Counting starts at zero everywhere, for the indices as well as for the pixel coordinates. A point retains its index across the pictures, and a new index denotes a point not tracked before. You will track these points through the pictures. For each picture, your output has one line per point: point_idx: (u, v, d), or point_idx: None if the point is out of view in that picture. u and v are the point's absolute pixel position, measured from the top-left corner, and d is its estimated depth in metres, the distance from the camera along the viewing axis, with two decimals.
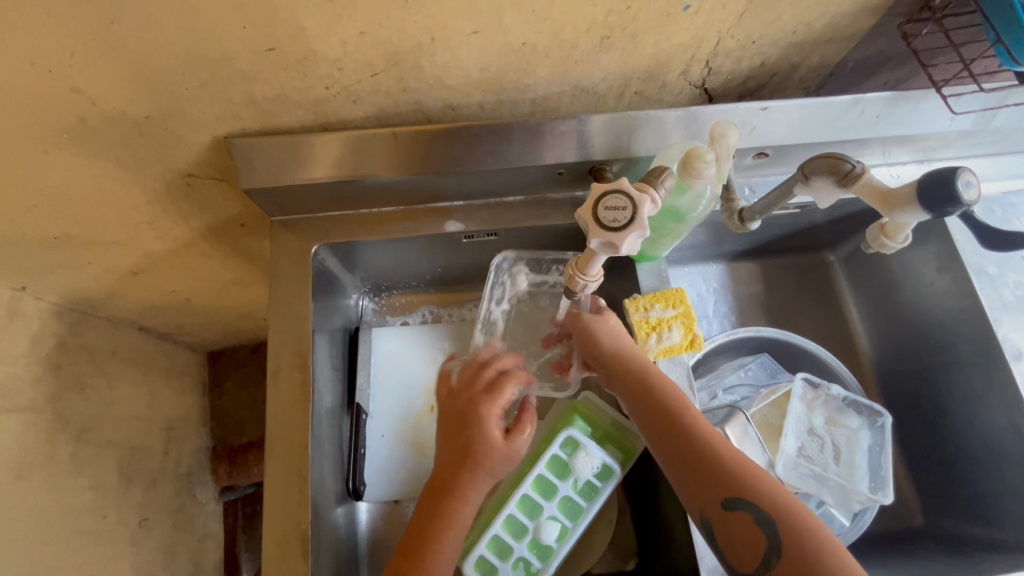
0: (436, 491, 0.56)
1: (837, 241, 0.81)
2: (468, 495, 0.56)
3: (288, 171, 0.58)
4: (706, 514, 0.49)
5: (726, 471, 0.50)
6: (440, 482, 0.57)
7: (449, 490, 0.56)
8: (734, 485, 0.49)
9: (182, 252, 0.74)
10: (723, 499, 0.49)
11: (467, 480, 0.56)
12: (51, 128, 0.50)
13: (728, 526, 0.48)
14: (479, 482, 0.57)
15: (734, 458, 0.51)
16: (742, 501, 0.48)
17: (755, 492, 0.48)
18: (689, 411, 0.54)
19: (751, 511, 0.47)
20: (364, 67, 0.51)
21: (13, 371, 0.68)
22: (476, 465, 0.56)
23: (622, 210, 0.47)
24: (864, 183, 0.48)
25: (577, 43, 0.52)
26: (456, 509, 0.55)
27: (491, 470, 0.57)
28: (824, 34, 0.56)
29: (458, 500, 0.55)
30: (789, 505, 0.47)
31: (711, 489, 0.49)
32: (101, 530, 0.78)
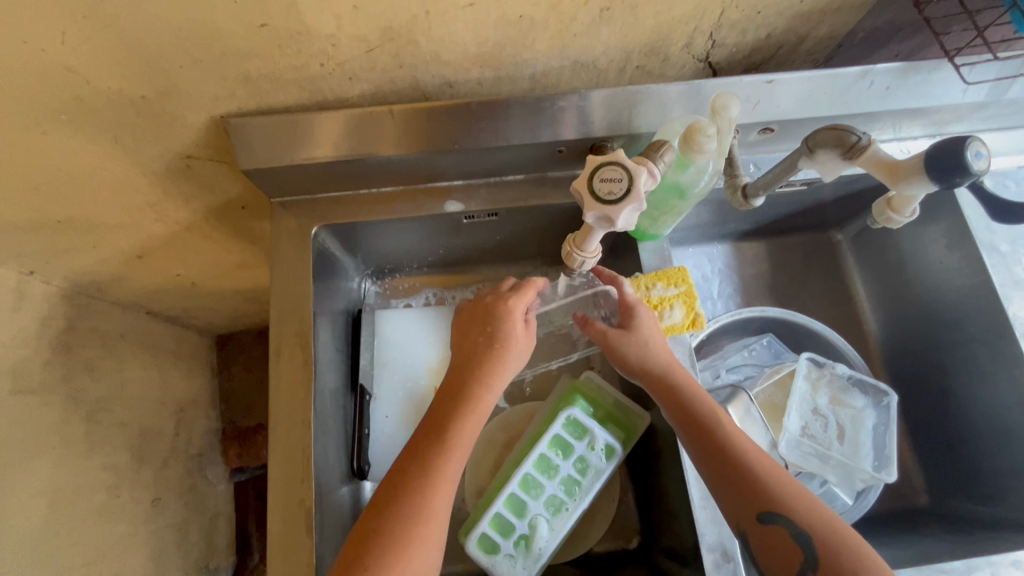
0: (451, 396, 0.57)
1: (845, 219, 0.80)
2: (492, 392, 0.58)
3: (286, 151, 0.57)
4: (742, 528, 0.48)
5: (763, 484, 0.49)
6: (463, 383, 0.57)
7: (471, 378, 0.58)
8: (771, 499, 0.48)
9: (185, 234, 0.75)
10: (760, 512, 0.48)
11: (497, 367, 0.58)
12: (48, 109, 0.50)
13: (764, 542, 0.47)
14: (499, 371, 0.59)
15: (772, 472, 0.50)
16: (778, 515, 0.47)
17: (794, 508, 0.47)
18: (725, 422, 0.53)
19: (786, 525, 0.46)
20: (359, 43, 0.50)
21: (25, 353, 0.69)
22: (502, 349, 0.59)
23: (618, 181, 0.47)
24: (869, 156, 0.47)
25: (576, 15, 0.51)
26: (480, 398, 0.57)
27: (507, 359, 0.59)
28: (831, 2, 0.55)
29: (483, 392, 0.57)
30: (827, 524, 0.46)
31: (748, 500, 0.48)
32: (114, 508, 0.80)
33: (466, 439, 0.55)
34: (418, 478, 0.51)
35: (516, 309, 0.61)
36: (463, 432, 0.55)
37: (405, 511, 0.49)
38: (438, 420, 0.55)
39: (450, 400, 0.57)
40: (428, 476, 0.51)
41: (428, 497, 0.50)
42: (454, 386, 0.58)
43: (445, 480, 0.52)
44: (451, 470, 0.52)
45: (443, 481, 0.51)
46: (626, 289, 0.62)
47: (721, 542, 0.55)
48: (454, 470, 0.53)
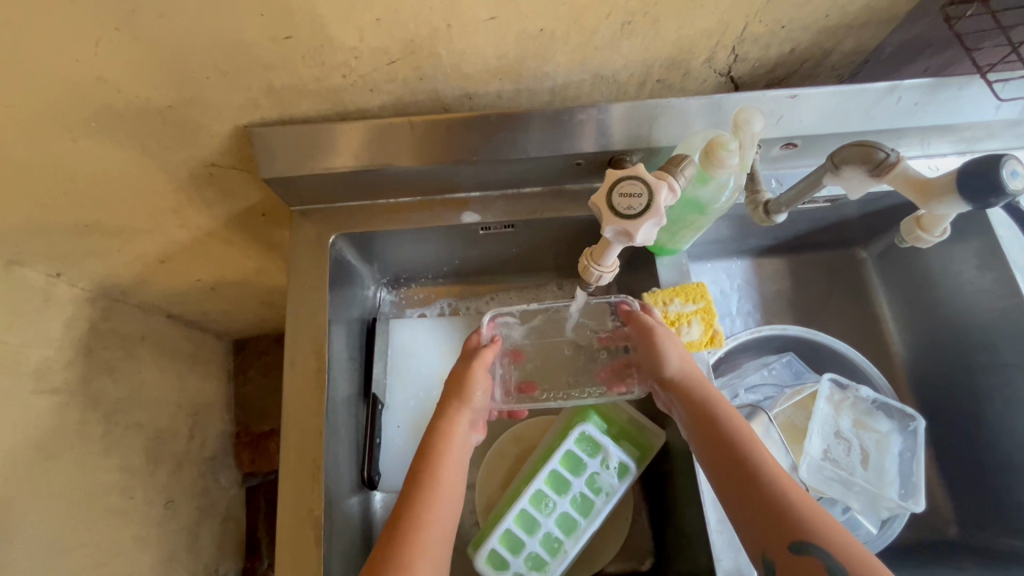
0: (434, 427, 0.58)
1: (870, 236, 0.78)
2: (453, 430, 0.58)
3: (305, 161, 0.58)
4: (769, 558, 0.46)
5: (794, 513, 0.46)
6: (427, 435, 0.58)
7: (433, 427, 0.58)
8: (805, 528, 0.45)
9: (206, 241, 0.76)
10: (791, 540, 0.45)
11: (452, 410, 0.59)
12: (79, 118, 0.51)
13: (795, 574, 0.44)
14: (456, 409, 0.59)
15: (805, 502, 0.47)
16: (813, 545, 0.44)
17: (828, 540, 0.45)
18: (756, 447, 0.51)
19: (820, 556, 0.44)
20: (381, 55, 0.50)
21: (46, 354, 0.70)
22: (456, 392, 0.60)
23: (638, 197, 0.46)
24: (898, 173, 0.45)
25: (597, 29, 0.51)
26: (441, 447, 0.57)
27: (463, 396, 0.60)
28: (857, 17, 0.54)
29: (442, 437, 0.57)
30: (861, 558, 0.44)
31: (780, 529, 0.46)
32: (128, 510, 0.81)
33: (447, 488, 0.54)
34: (398, 529, 0.51)
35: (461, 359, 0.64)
36: (443, 479, 0.54)
37: (401, 542, 0.50)
38: (424, 452, 0.57)
39: (435, 431, 0.58)
40: (410, 525, 0.51)
41: (410, 545, 0.49)
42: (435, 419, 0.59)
43: (427, 527, 0.51)
44: (435, 517, 0.52)
45: (431, 513, 0.52)
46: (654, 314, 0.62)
47: (738, 568, 0.54)
48: (441, 519, 0.52)
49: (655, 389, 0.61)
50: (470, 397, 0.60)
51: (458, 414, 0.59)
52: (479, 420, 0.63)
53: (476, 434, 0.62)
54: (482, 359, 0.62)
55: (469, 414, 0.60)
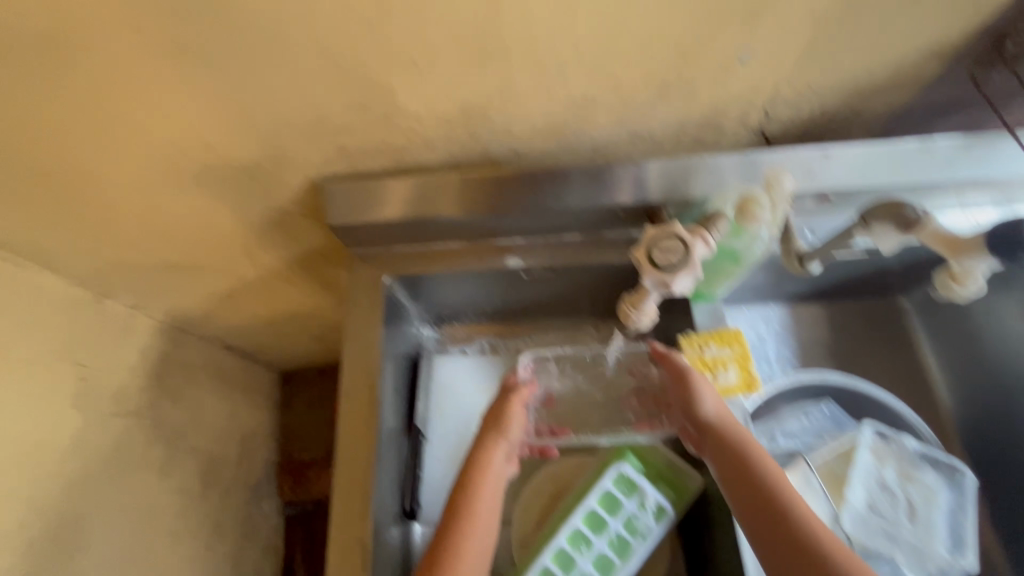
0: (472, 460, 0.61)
1: (911, 285, 0.78)
2: (490, 463, 0.61)
3: (367, 211, 0.63)
4: None
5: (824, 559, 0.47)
6: (465, 467, 0.61)
7: (472, 460, 0.61)
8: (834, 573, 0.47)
9: (270, 279, 0.83)
10: None
11: (489, 443, 0.62)
12: (179, 174, 0.59)
13: None
14: (494, 443, 0.62)
15: (835, 547, 0.49)
16: None
17: None
18: (787, 489, 0.52)
19: None
20: (440, 120, 0.56)
21: (124, 380, 0.78)
22: (493, 426, 0.63)
23: (676, 253, 0.51)
24: (928, 230, 0.48)
25: (635, 94, 0.55)
26: (477, 482, 0.59)
27: (501, 430, 0.63)
28: (885, 80, 0.57)
29: (480, 470, 0.60)
30: None
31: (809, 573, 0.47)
32: (181, 532, 0.86)
33: (480, 522, 0.57)
34: (435, 561, 0.53)
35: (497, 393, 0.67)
36: (477, 513, 0.57)
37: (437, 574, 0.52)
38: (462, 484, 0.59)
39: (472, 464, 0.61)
40: (446, 556, 0.53)
41: None
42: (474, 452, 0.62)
43: (461, 559, 0.54)
44: (469, 550, 0.54)
45: (466, 546, 0.55)
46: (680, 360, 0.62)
47: None
48: (474, 551, 0.55)
49: (686, 426, 0.62)
50: (506, 431, 0.63)
51: (496, 448, 0.62)
52: (515, 453, 0.65)
53: (512, 467, 0.64)
54: (517, 395, 0.66)
55: (504, 449, 0.62)
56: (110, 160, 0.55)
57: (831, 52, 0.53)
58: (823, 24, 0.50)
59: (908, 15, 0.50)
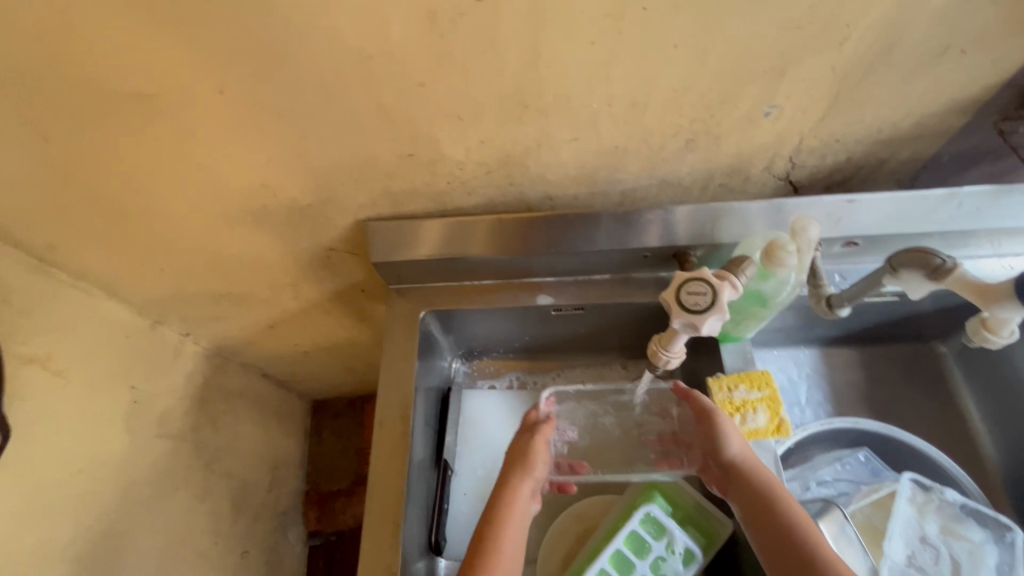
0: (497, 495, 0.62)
1: (947, 331, 0.77)
2: (515, 500, 0.61)
3: (408, 249, 0.68)
4: None
5: None
6: (491, 502, 0.61)
7: (497, 496, 0.62)
8: None
9: (311, 310, 0.88)
10: None
11: (515, 480, 0.62)
12: (239, 213, 0.64)
13: None
14: (519, 479, 0.63)
15: None
16: None
17: None
18: (815, 534, 0.53)
19: None
20: (480, 167, 0.60)
21: (171, 403, 0.82)
22: (519, 463, 0.64)
23: (703, 295, 0.53)
24: (957, 277, 0.49)
25: (665, 144, 0.59)
26: (503, 516, 0.60)
27: (526, 467, 0.63)
28: (911, 132, 0.59)
29: (505, 506, 0.61)
30: None
31: None
32: (212, 556, 0.88)
33: (506, 557, 0.57)
34: None
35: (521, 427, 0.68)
36: (502, 548, 0.58)
37: None
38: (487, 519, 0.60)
39: (498, 499, 0.61)
40: None
41: None
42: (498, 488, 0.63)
43: None
44: None
45: None
46: (701, 399, 0.63)
47: None
48: None
49: (711, 465, 0.62)
50: (532, 467, 0.64)
51: (521, 485, 0.62)
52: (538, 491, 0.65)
53: (536, 504, 0.64)
54: (540, 429, 0.66)
55: (529, 485, 0.63)
56: (179, 200, 0.61)
57: (856, 106, 0.55)
58: (847, 81, 0.52)
59: (932, 73, 0.52)
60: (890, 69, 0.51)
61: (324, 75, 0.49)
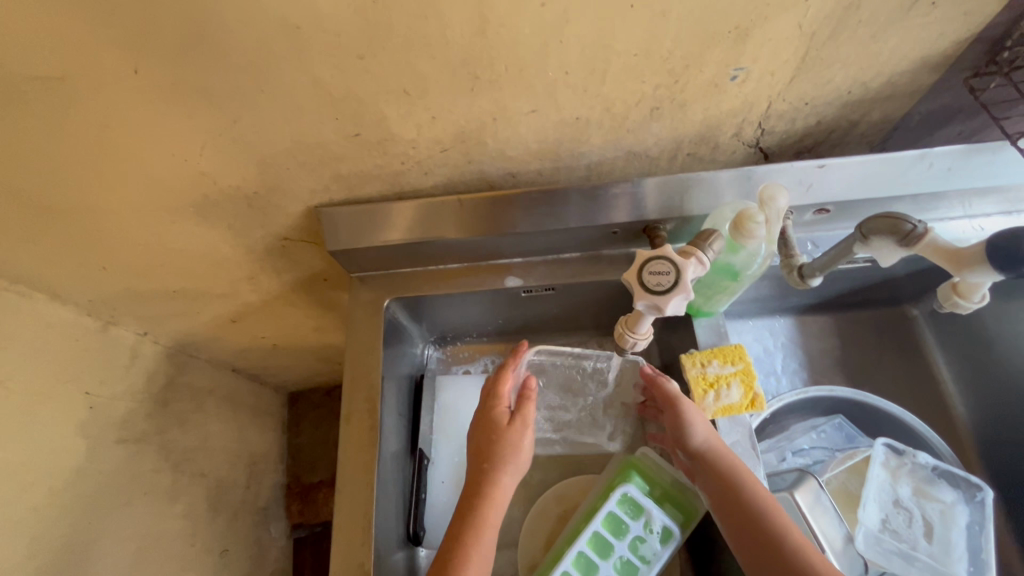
0: (474, 489, 0.60)
1: (919, 294, 0.76)
2: (496, 493, 0.59)
3: (367, 235, 0.65)
4: None
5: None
6: (469, 496, 0.59)
7: (475, 489, 0.59)
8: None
9: (274, 303, 0.84)
10: None
11: (496, 474, 0.60)
12: (181, 204, 0.60)
13: None
14: (502, 474, 0.60)
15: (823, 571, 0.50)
16: None
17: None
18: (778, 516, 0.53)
19: None
20: (435, 145, 0.57)
21: (132, 406, 0.78)
22: (502, 455, 0.61)
23: (666, 274, 0.52)
24: (927, 242, 0.48)
25: (628, 114, 0.56)
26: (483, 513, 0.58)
27: (509, 458, 0.61)
28: (881, 91, 0.57)
29: (484, 501, 0.58)
30: None
31: None
32: (189, 557, 0.86)
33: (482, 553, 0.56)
34: None
35: (499, 411, 0.64)
36: (479, 544, 0.56)
37: None
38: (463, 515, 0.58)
39: (474, 493, 0.59)
40: None
41: None
42: (476, 481, 0.60)
43: None
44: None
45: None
46: (668, 386, 0.62)
47: None
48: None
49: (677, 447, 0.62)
50: (515, 459, 0.61)
51: (502, 478, 0.60)
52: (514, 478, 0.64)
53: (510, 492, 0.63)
54: (524, 417, 0.63)
55: (511, 477, 0.61)
56: (113, 193, 0.56)
57: (825, 66, 0.53)
58: (815, 40, 0.50)
59: (902, 28, 0.50)
60: (859, 25, 0.49)
61: (252, 49, 0.44)
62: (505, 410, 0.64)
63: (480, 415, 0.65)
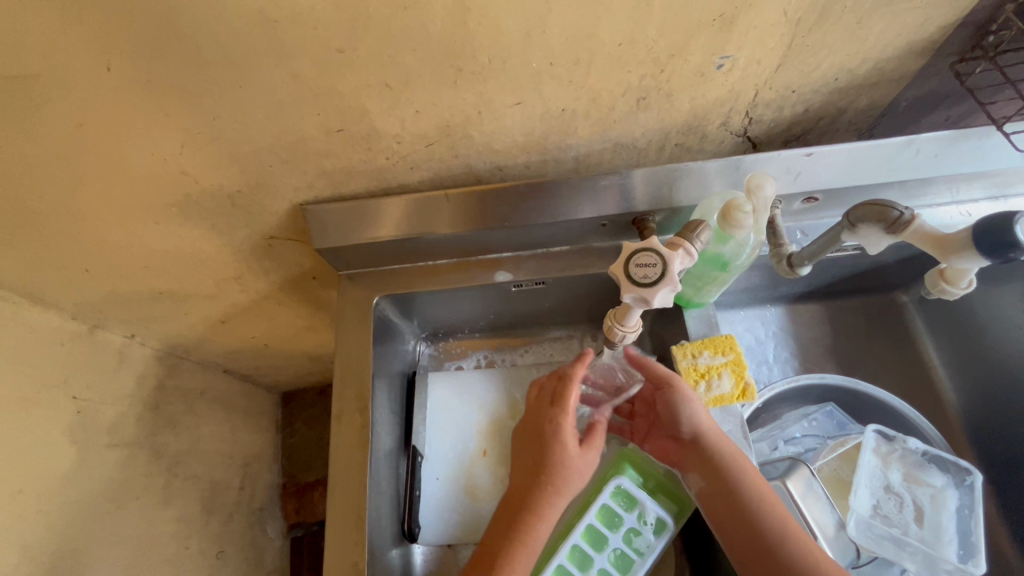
0: (523, 501, 0.58)
1: (908, 281, 0.77)
2: (548, 516, 0.58)
3: (354, 232, 0.64)
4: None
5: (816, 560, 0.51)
6: (516, 507, 0.58)
7: (524, 503, 0.58)
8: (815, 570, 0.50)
9: (262, 303, 0.83)
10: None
11: (553, 496, 0.58)
12: (163, 205, 0.59)
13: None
14: (559, 500, 0.58)
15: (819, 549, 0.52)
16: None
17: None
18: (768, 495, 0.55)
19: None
20: (419, 139, 0.56)
21: (121, 410, 0.77)
22: (564, 482, 0.58)
23: (652, 266, 0.51)
24: (914, 229, 0.47)
25: (614, 105, 0.55)
26: (531, 531, 0.57)
27: (569, 486, 0.59)
28: (868, 78, 0.57)
29: (534, 516, 0.57)
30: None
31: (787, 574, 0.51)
32: (184, 559, 0.85)
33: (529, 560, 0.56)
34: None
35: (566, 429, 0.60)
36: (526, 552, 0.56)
37: None
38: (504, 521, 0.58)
39: (521, 505, 0.58)
40: None
41: None
42: (524, 495, 0.58)
43: None
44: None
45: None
46: (658, 368, 0.63)
47: None
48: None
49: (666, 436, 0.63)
50: (573, 487, 0.59)
51: (559, 501, 0.58)
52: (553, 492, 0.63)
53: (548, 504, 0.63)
54: (592, 444, 0.61)
55: (565, 500, 0.59)
56: (93, 195, 0.55)
57: (811, 53, 0.53)
58: (801, 27, 0.49)
59: (888, 13, 0.49)
60: (844, 11, 0.48)
61: (229, 44, 0.43)
62: (572, 433, 0.60)
63: (542, 429, 0.61)
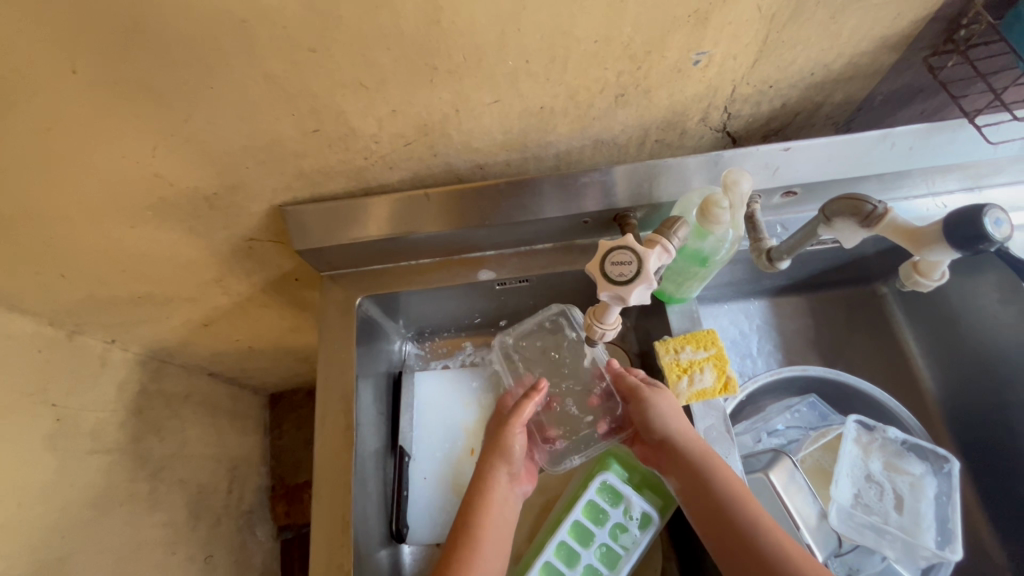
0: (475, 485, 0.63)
1: (888, 272, 0.78)
2: (490, 487, 0.62)
3: (334, 232, 0.63)
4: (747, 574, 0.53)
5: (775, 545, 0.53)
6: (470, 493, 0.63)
7: (475, 485, 0.63)
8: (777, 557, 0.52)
9: (245, 305, 0.82)
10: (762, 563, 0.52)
11: (489, 467, 0.63)
12: (137, 208, 0.58)
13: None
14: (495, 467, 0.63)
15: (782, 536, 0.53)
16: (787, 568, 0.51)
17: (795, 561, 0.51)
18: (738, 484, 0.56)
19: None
20: (397, 138, 0.56)
21: (102, 416, 0.76)
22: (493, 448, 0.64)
23: (628, 264, 0.51)
24: (887, 222, 0.48)
25: (593, 102, 0.55)
26: (481, 511, 0.61)
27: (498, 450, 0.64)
28: (844, 72, 0.57)
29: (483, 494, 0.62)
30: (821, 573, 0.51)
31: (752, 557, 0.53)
32: (172, 565, 0.84)
33: (486, 543, 0.59)
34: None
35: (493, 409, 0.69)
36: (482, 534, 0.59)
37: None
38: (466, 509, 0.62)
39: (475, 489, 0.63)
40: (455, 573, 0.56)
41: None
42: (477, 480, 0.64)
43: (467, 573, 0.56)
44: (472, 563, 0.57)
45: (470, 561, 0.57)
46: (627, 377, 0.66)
47: None
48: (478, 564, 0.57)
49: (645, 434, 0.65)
50: (501, 449, 0.64)
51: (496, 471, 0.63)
52: (521, 474, 0.66)
53: (519, 487, 0.65)
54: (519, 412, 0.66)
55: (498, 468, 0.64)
56: (64, 199, 0.54)
57: (786, 47, 0.53)
58: (775, 23, 0.50)
59: (861, 8, 0.49)
60: (817, 6, 0.49)
61: (198, 44, 0.43)
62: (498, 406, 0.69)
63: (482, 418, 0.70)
